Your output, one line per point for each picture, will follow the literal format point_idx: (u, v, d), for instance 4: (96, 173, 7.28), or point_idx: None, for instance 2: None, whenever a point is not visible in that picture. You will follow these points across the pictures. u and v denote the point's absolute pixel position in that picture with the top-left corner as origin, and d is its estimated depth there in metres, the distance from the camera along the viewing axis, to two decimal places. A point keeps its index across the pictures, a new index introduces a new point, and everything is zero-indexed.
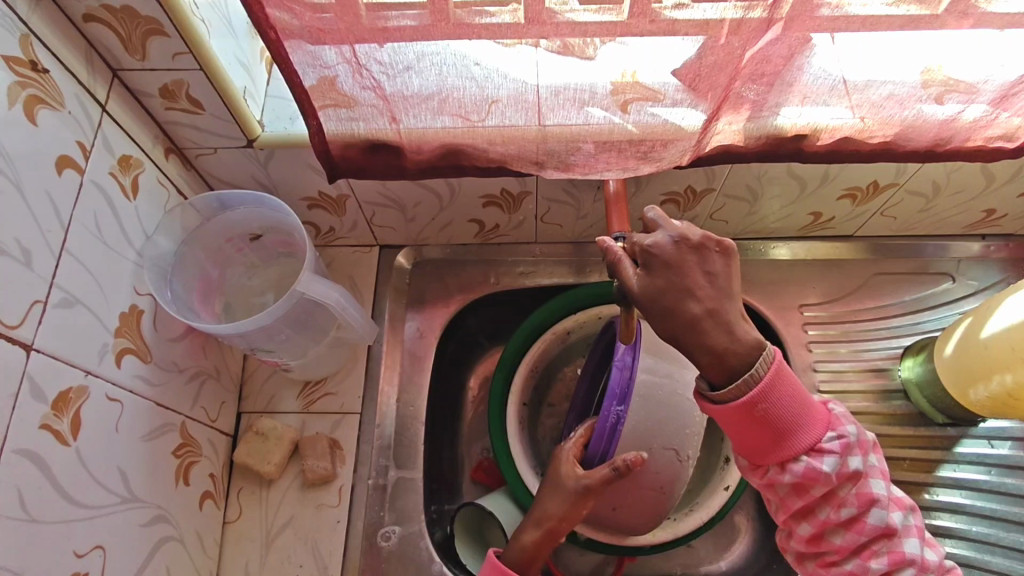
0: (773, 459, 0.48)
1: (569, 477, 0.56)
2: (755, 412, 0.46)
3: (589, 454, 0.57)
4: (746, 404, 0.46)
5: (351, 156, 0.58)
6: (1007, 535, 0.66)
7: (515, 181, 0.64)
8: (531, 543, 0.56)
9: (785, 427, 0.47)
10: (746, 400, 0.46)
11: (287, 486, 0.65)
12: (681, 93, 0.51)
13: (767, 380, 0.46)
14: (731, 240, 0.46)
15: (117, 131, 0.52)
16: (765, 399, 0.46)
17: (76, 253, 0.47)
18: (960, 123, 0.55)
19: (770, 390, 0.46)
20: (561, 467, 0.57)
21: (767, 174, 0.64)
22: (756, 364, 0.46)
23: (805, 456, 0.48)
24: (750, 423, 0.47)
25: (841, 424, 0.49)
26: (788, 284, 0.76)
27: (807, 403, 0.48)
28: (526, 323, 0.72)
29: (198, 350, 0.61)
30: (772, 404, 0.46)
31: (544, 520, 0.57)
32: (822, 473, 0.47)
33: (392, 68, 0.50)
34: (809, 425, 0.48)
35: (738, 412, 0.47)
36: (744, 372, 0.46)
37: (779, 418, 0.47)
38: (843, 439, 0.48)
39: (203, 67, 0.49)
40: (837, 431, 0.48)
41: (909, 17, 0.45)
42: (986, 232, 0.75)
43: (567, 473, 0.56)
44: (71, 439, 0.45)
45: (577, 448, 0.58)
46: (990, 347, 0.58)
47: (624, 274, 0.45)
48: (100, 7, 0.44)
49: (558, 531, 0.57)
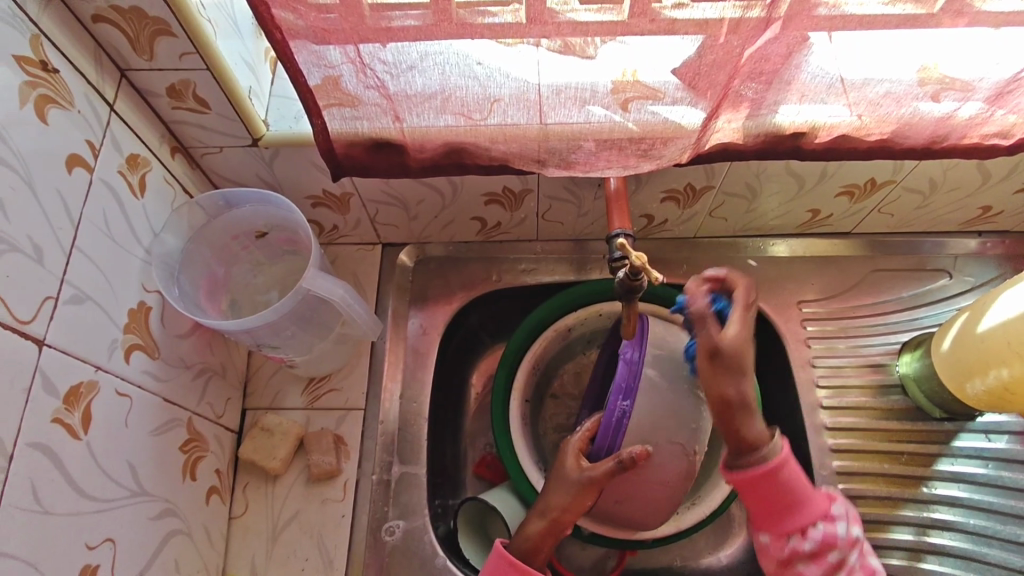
0: (793, 526, 0.54)
1: (573, 470, 0.57)
2: (778, 480, 0.53)
3: (595, 449, 0.58)
4: (770, 471, 0.53)
5: (355, 154, 0.58)
6: (1003, 528, 0.67)
7: (517, 179, 0.65)
8: (535, 532, 0.57)
9: (802, 493, 0.54)
10: (768, 467, 0.53)
11: (292, 481, 0.65)
12: (681, 91, 0.52)
13: (784, 450, 0.53)
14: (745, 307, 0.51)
15: (125, 130, 0.52)
16: (786, 467, 0.53)
17: (86, 250, 0.48)
18: (956, 120, 0.56)
19: (789, 461, 0.53)
20: (566, 461, 0.57)
21: (765, 171, 0.65)
22: (770, 439, 0.54)
23: (820, 522, 0.54)
24: (771, 488, 0.53)
25: (839, 495, 0.57)
26: (787, 281, 0.77)
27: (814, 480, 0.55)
28: (527, 321, 0.73)
29: (204, 347, 0.61)
30: (790, 474, 0.53)
31: (549, 510, 0.57)
32: (838, 538, 0.53)
33: (396, 67, 0.50)
34: (820, 496, 0.55)
35: (764, 481, 0.53)
36: (761, 446, 0.53)
37: (797, 487, 0.54)
38: (846, 509, 0.56)
39: (210, 67, 0.50)
40: (840, 503, 0.56)
41: (905, 16, 0.46)
42: (982, 229, 0.76)
43: (570, 465, 0.57)
44: (81, 433, 0.46)
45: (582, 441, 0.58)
46: (986, 340, 0.59)
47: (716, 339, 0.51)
48: (109, 8, 0.45)
49: (560, 524, 0.57)
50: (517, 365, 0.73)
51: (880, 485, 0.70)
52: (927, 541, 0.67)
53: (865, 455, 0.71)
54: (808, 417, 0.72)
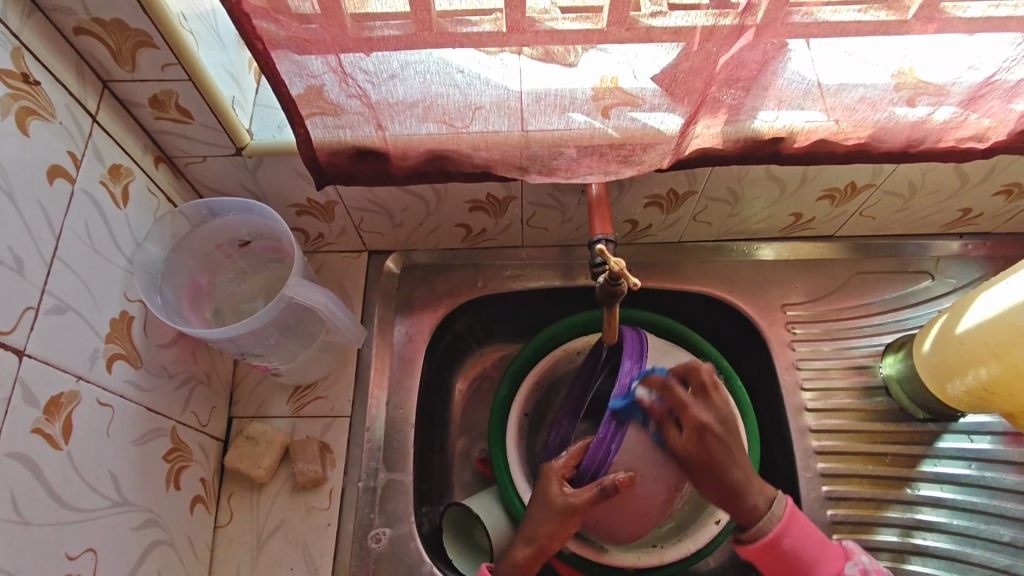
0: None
1: (560, 496, 0.57)
2: (783, 549, 0.57)
3: (580, 473, 0.59)
4: (772, 540, 0.57)
5: (339, 163, 0.59)
6: (986, 528, 0.68)
7: (500, 186, 0.65)
8: (523, 558, 0.57)
9: (812, 561, 0.56)
10: (772, 536, 0.57)
11: (277, 490, 0.65)
12: (659, 98, 0.53)
13: (783, 521, 0.57)
14: (701, 369, 0.60)
15: (108, 141, 0.53)
16: (788, 535, 0.57)
17: (67, 261, 0.48)
18: (932, 124, 0.57)
19: (789, 527, 0.57)
20: (550, 484, 0.58)
21: (747, 176, 0.66)
22: (772, 503, 0.57)
23: None
24: (778, 561, 0.57)
25: (854, 552, 0.58)
26: (772, 284, 0.78)
27: (823, 542, 0.58)
28: (551, 330, 0.74)
29: (188, 356, 0.61)
30: (793, 537, 0.57)
31: (536, 538, 0.57)
32: None
33: (377, 76, 0.51)
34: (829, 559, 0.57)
35: (768, 553, 0.57)
36: (765, 513, 0.57)
37: (803, 553, 0.56)
38: (859, 566, 0.57)
39: (191, 78, 0.50)
40: (854, 560, 0.57)
41: (879, 22, 0.47)
42: (963, 232, 0.77)
43: (555, 490, 0.57)
44: (62, 443, 0.46)
45: (568, 465, 0.59)
46: (964, 341, 0.59)
47: (670, 436, 0.57)
48: (90, 20, 0.46)
49: (545, 550, 0.57)
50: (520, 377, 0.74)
51: (866, 487, 0.70)
52: (911, 542, 0.68)
53: (851, 458, 0.71)
54: (793, 420, 0.73)
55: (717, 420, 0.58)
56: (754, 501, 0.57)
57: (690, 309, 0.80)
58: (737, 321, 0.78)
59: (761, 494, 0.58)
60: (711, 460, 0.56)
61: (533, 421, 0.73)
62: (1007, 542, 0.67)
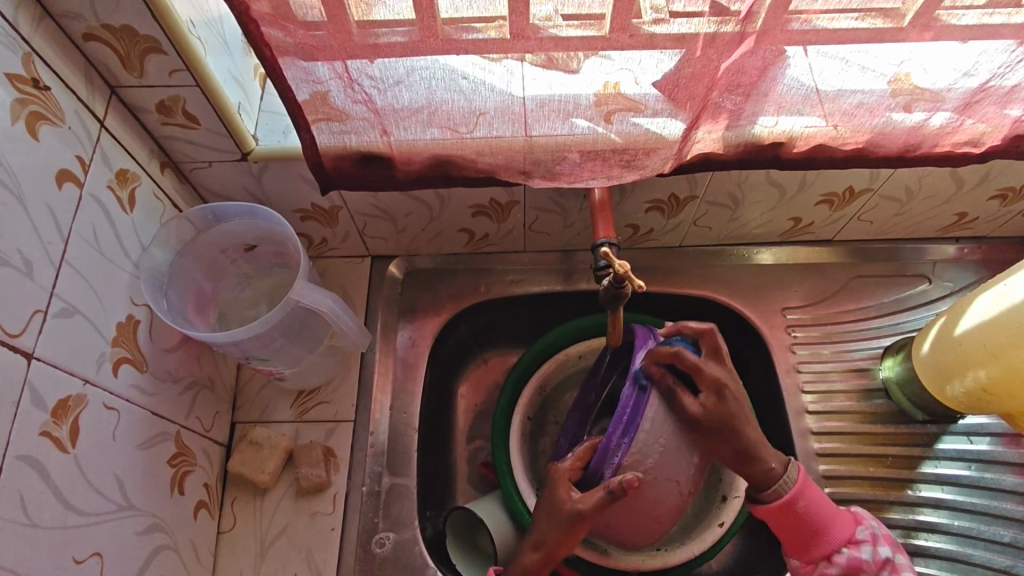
0: (819, 551, 0.57)
1: (567, 501, 0.55)
2: (797, 511, 0.57)
3: (588, 476, 0.57)
4: (787, 501, 0.57)
5: (343, 167, 0.59)
6: (987, 529, 0.68)
7: (503, 191, 0.66)
8: (532, 563, 0.57)
9: (828, 521, 0.58)
10: (786, 500, 0.57)
11: (281, 494, 0.65)
12: (660, 104, 0.54)
13: (798, 484, 0.57)
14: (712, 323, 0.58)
15: (115, 146, 0.53)
16: (802, 497, 0.57)
17: (75, 264, 0.48)
18: (928, 129, 0.58)
19: (804, 488, 0.58)
20: (556, 490, 0.56)
21: (747, 181, 0.67)
22: (786, 468, 0.58)
23: (844, 547, 0.57)
24: (791, 520, 0.58)
25: (865, 518, 0.60)
26: (771, 288, 0.78)
27: (834, 506, 0.59)
28: (557, 330, 0.74)
29: (192, 360, 0.62)
30: (807, 499, 0.57)
31: (543, 544, 0.56)
32: (862, 561, 0.57)
33: (383, 82, 0.52)
34: (842, 524, 0.58)
35: (783, 513, 0.58)
36: (780, 476, 0.57)
37: (818, 513, 0.58)
38: (870, 530, 0.59)
39: (199, 83, 0.51)
40: (864, 524, 0.60)
41: (876, 30, 0.48)
42: (959, 236, 0.78)
43: (563, 496, 0.55)
44: (69, 446, 0.46)
45: (574, 467, 0.57)
46: (962, 343, 0.60)
47: (683, 403, 0.54)
48: (100, 27, 0.46)
49: (554, 555, 0.57)
50: (523, 381, 0.74)
51: (866, 488, 0.71)
52: (913, 543, 0.68)
53: (849, 460, 0.72)
54: (795, 422, 0.73)
55: (732, 379, 0.57)
56: (771, 463, 0.57)
57: (690, 313, 0.80)
58: (737, 325, 0.79)
59: (777, 457, 0.58)
60: (730, 421, 0.55)
61: (534, 424, 0.75)
62: (1007, 543, 0.67)
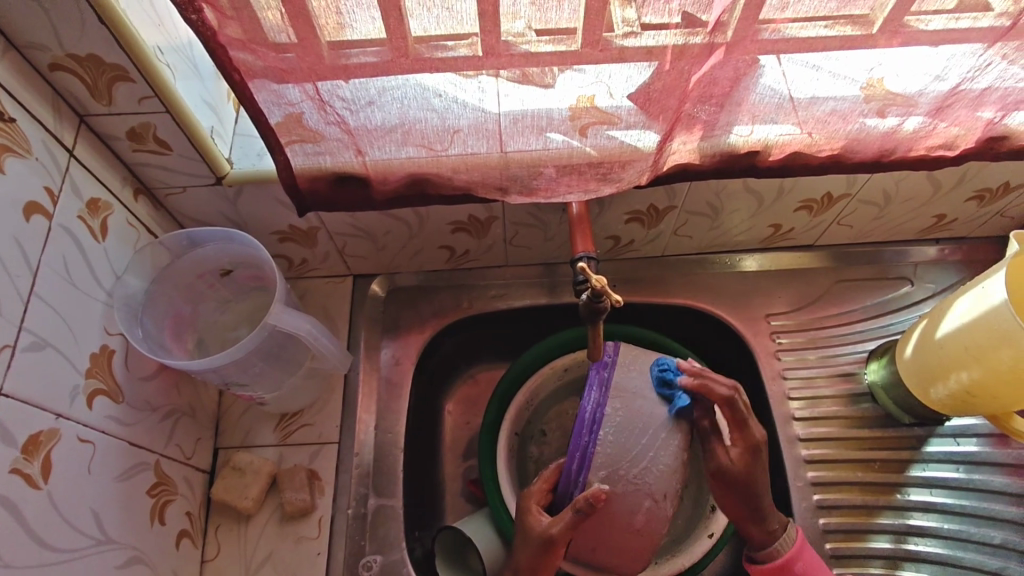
0: None
1: (536, 526, 0.56)
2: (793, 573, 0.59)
3: (556, 499, 0.58)
4: (785, 560, 0.59)
5: (319, 189, 0.59)
6: (977, 531, 0.68)
7: (481, 207, 0.65)
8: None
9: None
10: (785, 558, 0.59)
11: (265, 520, 0.64)
12: (634, 116, 0.54)
13: (794, 548, 0.60)
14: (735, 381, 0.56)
15: (85, 175, 0.52)
16: (800, 560, 0.59)
17: (45, 296, 0.47)
18: (902, 134, 0.58)
19: (802, 551, 0.60)
20: (527, 518, 0.57)
21: (726, 190, 0.67)
22: (785, 529, 0.60)
23: None
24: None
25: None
26: (755, 295, 0.78)
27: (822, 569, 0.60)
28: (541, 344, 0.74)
29: (171, 388, 0.61)
30: (804, 563, 0.59)
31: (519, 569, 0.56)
32: None
33: (355, 103, 0.52)
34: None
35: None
36: (779, 535, 0.60)
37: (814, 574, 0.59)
38: None
39: (169, 110, 0.50)
40: None
41: (845, 38, 0.48)
42: (939, 237, 0.79)
43: (533, 520, 0.56)
44: (42, 482, 0.45)
45: (542, 490, 0.58)
46: (944, 347, 0.60)
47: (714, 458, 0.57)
48: (66, 57, 0.46)
49: None
50: (509, 397, 0.73)
51: (856, 494, 0.70)
52: (904, 548, 0.68)
53: (839, 466, 0.71)
54: (781, 429, 0.73)
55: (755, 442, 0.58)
56: (772, 523, 0.59)
57: (675, 322, 0.80)
58: (721, 333, 0.79)
59: (777, 517, 0.60)
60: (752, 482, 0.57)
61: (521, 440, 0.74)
62: (998, 545, 0.67)
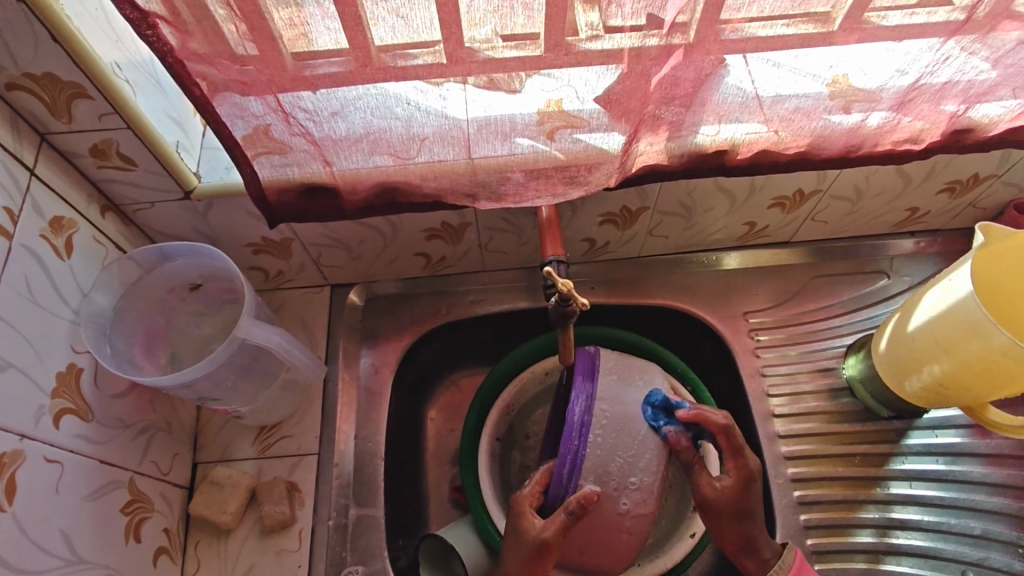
0: None
1: (530, 529, 0.54)
2: None
3: (548, 502, 0.56)
4: None
5: (288, 201, 0.59)
6: (958, 522, 0.68)
7: (453, 214, 0.65)
8: None
9: None
10: None
11: (245, 534, 0.64)
12: (599, 118, 0.54)
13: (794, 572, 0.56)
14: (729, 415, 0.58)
15: (47, 193, 0.52)
16: None
17: (6, 316, 0.47)
18: (867, 129, 0.58)
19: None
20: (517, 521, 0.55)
21: (696, 190, 0.67)
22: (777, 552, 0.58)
23: None
24: None
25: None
26: (733, 293, 0.78)
27: None
28: (521, 348, 0.74)
29: (145, 404, 0.61)
30: None
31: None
32: None
33: (318, 114, 0.52)
34: None
35: None
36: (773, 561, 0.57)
37: None
38: None
39: (131, 126, 0.50)
40: None
41: (806, 35, 0.48)
42: (913, 230, 0.79)
43: (525, 523, 0.54)
44: (6, 504, 0.45)
45: (534, 493, 0.56)
46: (915, 340, 0.60)
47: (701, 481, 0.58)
48: (22, 76, 0.46)
49: None
50: (489, 402, 0.73)
51: (837, 489, 0.70)
52: (887, 542, 0.68)
53: (820, 461, 0.71)
54: (762, 427, 0.73)
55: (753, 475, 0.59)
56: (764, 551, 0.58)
57: (654, 322, 0.80)
58: (700, 331, 0.79)
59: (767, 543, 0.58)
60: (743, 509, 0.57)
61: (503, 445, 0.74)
62: (979, 535, 0.67)
